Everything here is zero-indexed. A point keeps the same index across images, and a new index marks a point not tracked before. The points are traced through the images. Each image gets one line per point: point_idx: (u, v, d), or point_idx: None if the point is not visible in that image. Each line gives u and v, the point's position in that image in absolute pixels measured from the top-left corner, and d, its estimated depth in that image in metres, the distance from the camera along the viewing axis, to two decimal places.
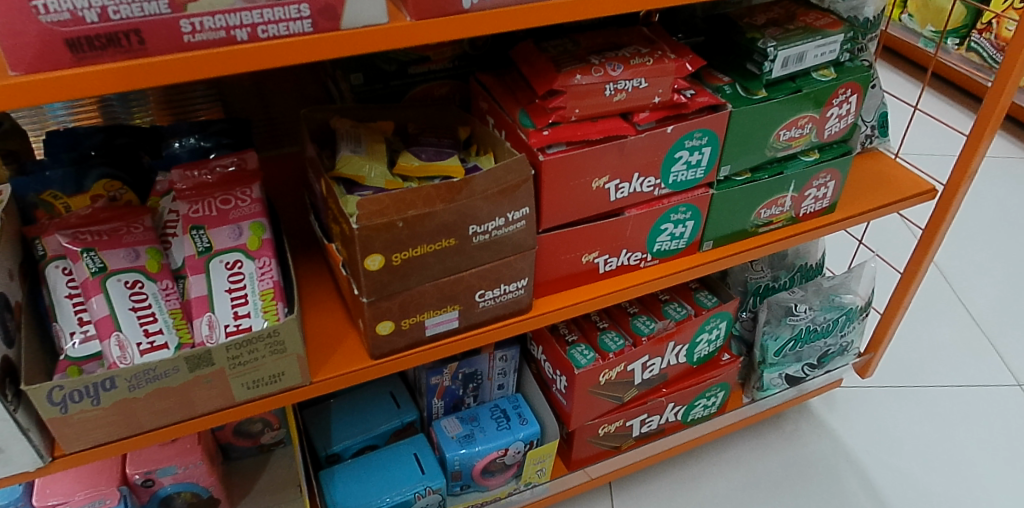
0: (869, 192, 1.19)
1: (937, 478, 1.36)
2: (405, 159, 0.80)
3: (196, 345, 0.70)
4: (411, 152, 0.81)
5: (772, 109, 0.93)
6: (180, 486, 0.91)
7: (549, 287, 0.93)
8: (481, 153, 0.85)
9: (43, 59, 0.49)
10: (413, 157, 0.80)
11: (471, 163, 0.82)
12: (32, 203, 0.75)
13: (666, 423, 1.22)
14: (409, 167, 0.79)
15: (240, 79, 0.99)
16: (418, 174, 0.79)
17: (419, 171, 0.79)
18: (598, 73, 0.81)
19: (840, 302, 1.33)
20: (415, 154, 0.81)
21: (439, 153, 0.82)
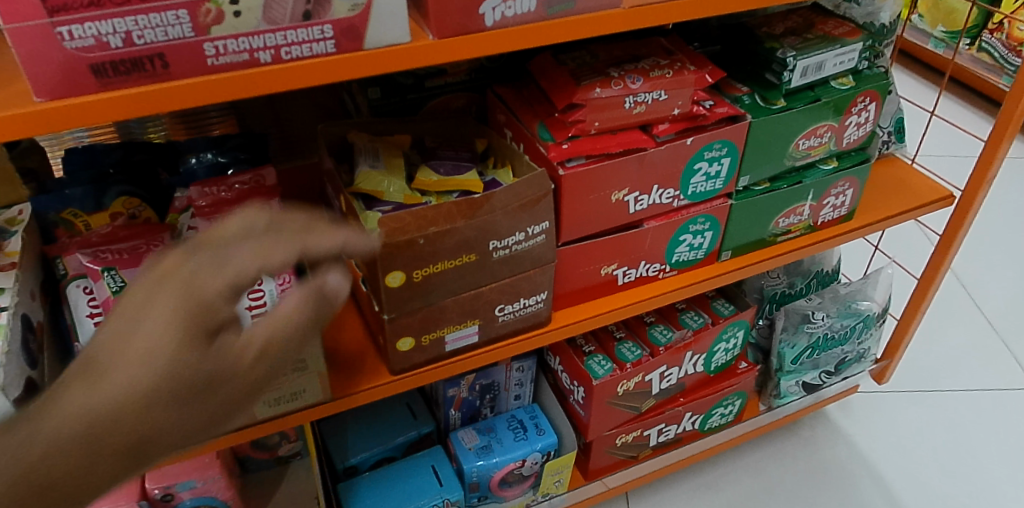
0: (886, 198, 1.18)
1: (961, 486, 1.34)
2: (423, 173, 0.79)
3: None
4: (429, 165, 0.80)
5: (792, 119, 0.93)
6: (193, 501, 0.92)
7: (568, 299, 0.92)
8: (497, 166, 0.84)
9: (67, 85, 0.49)
10: (431, 171, 0.79)
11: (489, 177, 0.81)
12: (52, 221, 0.77)
13: (683, 432, 1.21)
14: (428, 181, 0.78)
15: (256, 95, 0.98)
16: (437, 189, 0.78)
17: (438, 185, 0.78)
18: (617, 85, 0.80)
19: (857, 309, 1.32)
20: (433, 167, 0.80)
21: (457, 165, 0.81)
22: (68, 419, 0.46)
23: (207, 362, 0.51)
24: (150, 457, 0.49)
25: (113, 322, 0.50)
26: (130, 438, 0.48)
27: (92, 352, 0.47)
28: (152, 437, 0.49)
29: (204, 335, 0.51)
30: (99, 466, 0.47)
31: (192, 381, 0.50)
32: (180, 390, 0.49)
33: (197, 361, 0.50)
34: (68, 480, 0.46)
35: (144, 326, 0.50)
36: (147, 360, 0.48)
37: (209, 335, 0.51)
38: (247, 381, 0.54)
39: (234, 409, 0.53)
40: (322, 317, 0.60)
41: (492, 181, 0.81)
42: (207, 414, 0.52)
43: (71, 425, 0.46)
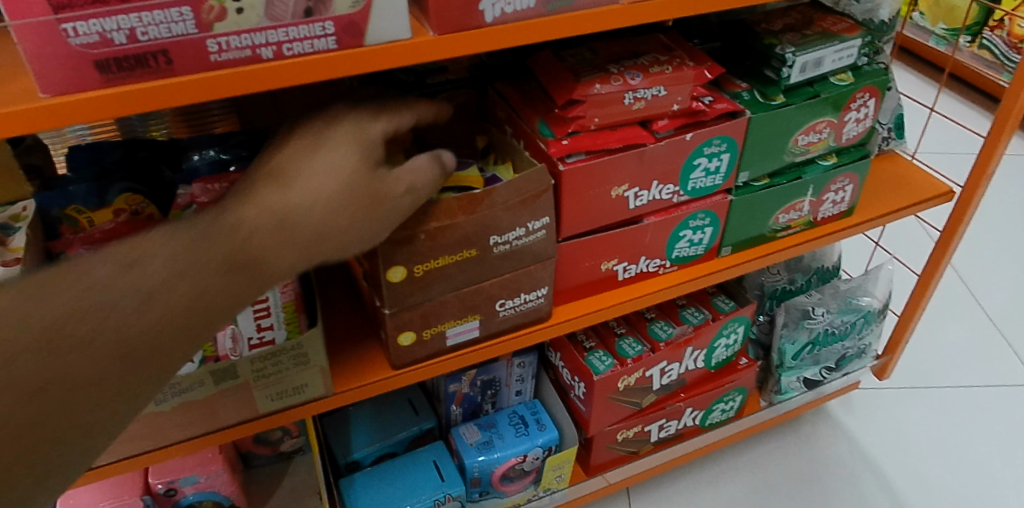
0: (887, 194, 1.18)
1: (961, 481, 1.35)
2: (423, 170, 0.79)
3: (220, 358, 0.69)
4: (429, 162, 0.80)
5: (791, 115, 0.93)
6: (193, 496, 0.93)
7: (568, 294, 0.93)
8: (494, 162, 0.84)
9: (72, 81, 0.49)
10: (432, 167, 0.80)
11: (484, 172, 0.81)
12: (55, 217, 0.76)
13: (684, 428, 1.22)
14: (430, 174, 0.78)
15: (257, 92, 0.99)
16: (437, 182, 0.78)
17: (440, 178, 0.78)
18: (617, 82, 0.81)
19: (857, 305, 1.32)
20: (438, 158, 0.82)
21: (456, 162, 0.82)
22: (265, 208, 0.56)
23: (367, 185, 0.63)
24: (326, 253, 0.60)
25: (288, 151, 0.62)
26: (310, 231, 0.58)
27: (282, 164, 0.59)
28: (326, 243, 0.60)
29: (367, 163, 0.64)
30: (287, 251, 0.57)
31: (361, 193, 0.62)
32: (353, 200, 0.61)
33: (364, 183, 0.63)
34: (265, 259, 0.55)
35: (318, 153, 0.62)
36: (328, 175, 0.60)
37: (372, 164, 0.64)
38: (392, 210, 0.66)
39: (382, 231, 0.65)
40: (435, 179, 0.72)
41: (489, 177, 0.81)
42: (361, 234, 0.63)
43: (278, 212, 0.57)
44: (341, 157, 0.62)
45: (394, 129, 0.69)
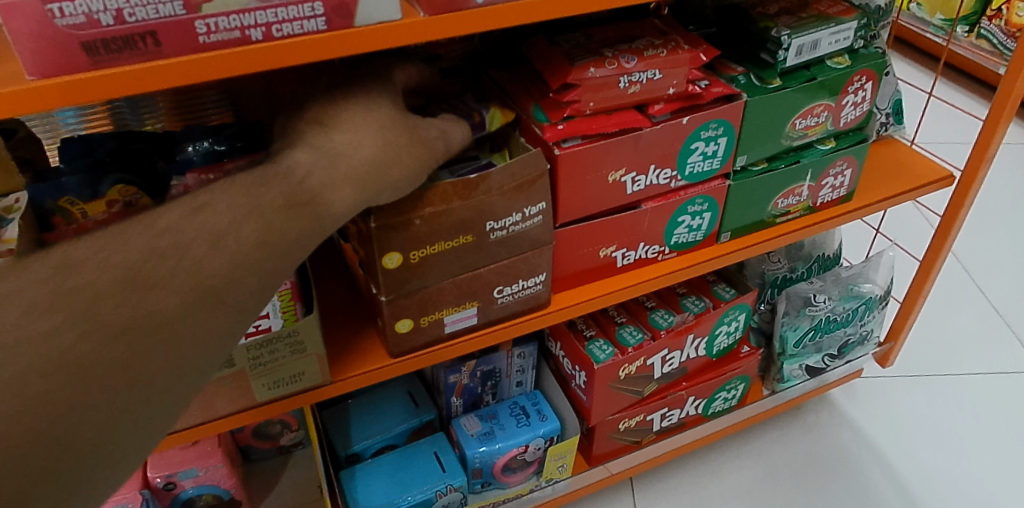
0: (886, 179, 1.17)
1: (966, 469, 1.34)
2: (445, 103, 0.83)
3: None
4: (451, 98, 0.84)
5: (787, 98, 0.93)
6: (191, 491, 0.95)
7: (567, 282, 0.92)
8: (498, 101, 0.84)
9: (60, 64, 0.49)
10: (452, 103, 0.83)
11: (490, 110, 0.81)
12: (49, 209, 0.77)
13: (686, 417, 1.21)
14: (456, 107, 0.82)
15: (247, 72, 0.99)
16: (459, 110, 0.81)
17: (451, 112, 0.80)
18: (611, 65, 0.80)
19: (859, 292, 1.31)
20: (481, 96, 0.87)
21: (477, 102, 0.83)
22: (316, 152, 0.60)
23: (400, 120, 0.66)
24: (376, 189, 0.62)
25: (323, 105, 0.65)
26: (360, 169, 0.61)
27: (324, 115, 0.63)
28: (378, 185, 0.63)
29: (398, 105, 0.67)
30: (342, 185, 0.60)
31: (400, 128, 0.65)
32: (395, 134, 0.64)
33: (401, 116, 0.66)
34: (321, 197, 0.58)
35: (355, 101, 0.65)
36: (362, 115, 0.64)
37: (403, 108, 0.67)
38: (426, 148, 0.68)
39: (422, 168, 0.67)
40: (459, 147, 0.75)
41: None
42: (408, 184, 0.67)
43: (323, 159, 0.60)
44: (375, 95, 0.66)
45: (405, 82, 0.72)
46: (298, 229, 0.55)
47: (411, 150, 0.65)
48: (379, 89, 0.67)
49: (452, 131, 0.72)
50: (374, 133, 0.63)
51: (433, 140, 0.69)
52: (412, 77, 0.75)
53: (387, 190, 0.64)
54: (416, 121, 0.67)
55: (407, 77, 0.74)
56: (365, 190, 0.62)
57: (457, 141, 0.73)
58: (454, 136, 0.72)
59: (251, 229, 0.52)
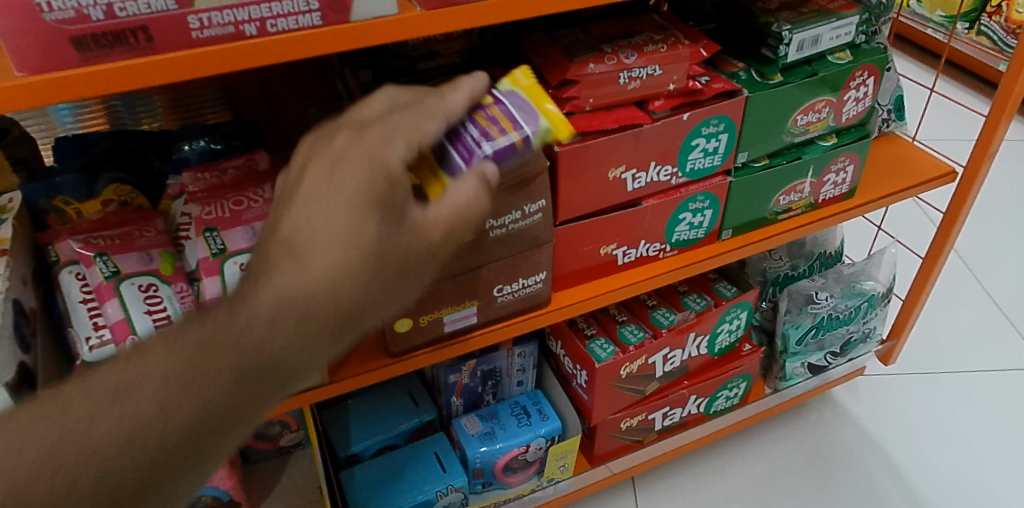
0: (887, 176, 1.16)
1: (971, 467, 1.33)
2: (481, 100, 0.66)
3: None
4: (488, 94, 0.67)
5: (789, 93, 0.92)
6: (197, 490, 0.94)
7: (567, 280, 0.92)
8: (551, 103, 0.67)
9: (50, 60, 0.49)
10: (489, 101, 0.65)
11: (541, 125, 0.64)
12: (43, 209, 0.78)
13: (688, 416, 1.20)
14: (496, 112, 0.64)
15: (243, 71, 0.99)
16: (502, 120, 0.64)
17: (492, 123, 0.63)
18: (611, 61, 0.79)
19: (861, 289, 1.30)
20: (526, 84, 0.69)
21: (524, 107, 0.65)
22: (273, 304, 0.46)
23: (390, 234, 0.50)
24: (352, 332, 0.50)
25: (296, 206, 0.50)
26: (332, 319, 0.48)
27: (294, 235, 0.48)
28: (353, 329, 0.50)
29: (396, 207, 0.50)
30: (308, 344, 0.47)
31: (387, 251, 0.49)
32: (381, 264, 0.49)
33: (394, 230, 0.50)
34: (279, 365, 0.47)
35: (330, 209, 0.49)
36: (346, 241, 0.48)
37: (402, 211, 0.51)
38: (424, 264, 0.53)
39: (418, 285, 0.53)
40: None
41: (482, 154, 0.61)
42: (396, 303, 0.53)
43: (281, 313, 0.46)
44: (365, 198, 0.49)
45: (416, 146, 0.54)
46: (242, 405, 0.46)
47: (405, 275, 0.51)
48: (366, 184, 0.50)
49: (468, 221, 0.54)
50: (348, 271, 0.48)
51: (435, 250, 0.53)
52: (431, 127, 0.56)
53: (366, 323, 0.51)
54: (415, 228, 0.51)
55: (426, 131, 0.56)
56: (342, 337, 0.50)
57: (475, 229, 0.56)
58: (469, 228, 0.55)
59: (185, 409, 0.44)
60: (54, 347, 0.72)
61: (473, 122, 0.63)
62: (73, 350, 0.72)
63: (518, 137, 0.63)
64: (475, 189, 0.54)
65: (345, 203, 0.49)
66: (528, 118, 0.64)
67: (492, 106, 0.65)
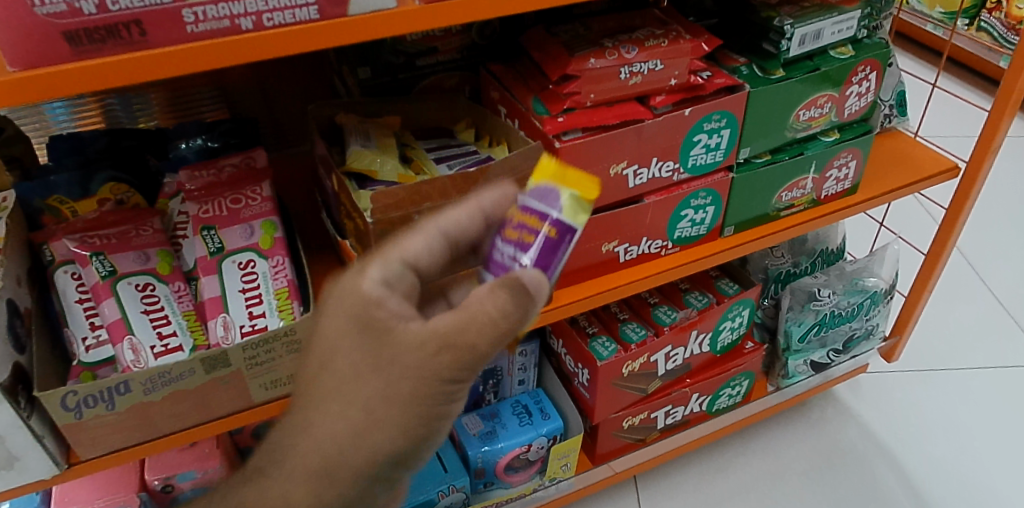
0: (890, 172, 1.16)
1: (976, 464, 1.32)
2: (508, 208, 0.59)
3: (122, 370, 0.68)
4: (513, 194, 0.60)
5: (791, 88, 0.91)
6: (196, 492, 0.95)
7: (569, 278, 0.91)
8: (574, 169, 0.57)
9: (42, 53, 0.48)
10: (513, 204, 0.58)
11: (563, 207, 0.55)
12: (37, 208, 0.76)
13: (690, 414, 1.20)
14: (522, 213, 0.57)
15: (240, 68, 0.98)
16: (528, 221, 0.56)
17: (521, 231, 0.57)
18: (612, 56, 0.79)
19: (863, 286, 1.29)
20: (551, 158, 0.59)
21: (546, 190, 0.56)
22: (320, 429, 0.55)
23: (380, 358, 0.53)
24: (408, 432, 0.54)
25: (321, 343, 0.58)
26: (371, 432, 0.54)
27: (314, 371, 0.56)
28: (377, 439, 0.54)
29: (383, 332, 0.54)
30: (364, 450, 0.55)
31: (389, 374, 0.53)
32: (373, 382, 0.54)
33: (382, 352, 0.53)
34: (355, 465, 0.56)
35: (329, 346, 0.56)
36: (343, 377, 0.54)
37: (392, 333, 0.54)
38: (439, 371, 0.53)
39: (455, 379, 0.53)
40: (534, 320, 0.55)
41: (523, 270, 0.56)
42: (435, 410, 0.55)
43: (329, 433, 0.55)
44: (355, 332, 0.55)
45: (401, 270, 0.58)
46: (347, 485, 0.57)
47: (426, 378, 0.53)
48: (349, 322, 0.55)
49: (471, 329, 0.52)
50: (348, 393, 0.54)
51: (441, 362, 0.52)
52: (421, 249, 0.60)
53: (395, 431, 0.54)
54: (405, 345, 0.53)
55: (416, 256, 0.60)
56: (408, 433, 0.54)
57: (498, 337, 0.52)
58: (478, 336, 0.52)
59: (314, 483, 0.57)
60: (51, 348, 0.70)
61: (506, 240, 0.58)
62: (71, 350, 0.71)
63: (548, 228, 0.55)
64: (477, 306, 0.52)
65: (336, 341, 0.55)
66: (549, 199, 0.56)
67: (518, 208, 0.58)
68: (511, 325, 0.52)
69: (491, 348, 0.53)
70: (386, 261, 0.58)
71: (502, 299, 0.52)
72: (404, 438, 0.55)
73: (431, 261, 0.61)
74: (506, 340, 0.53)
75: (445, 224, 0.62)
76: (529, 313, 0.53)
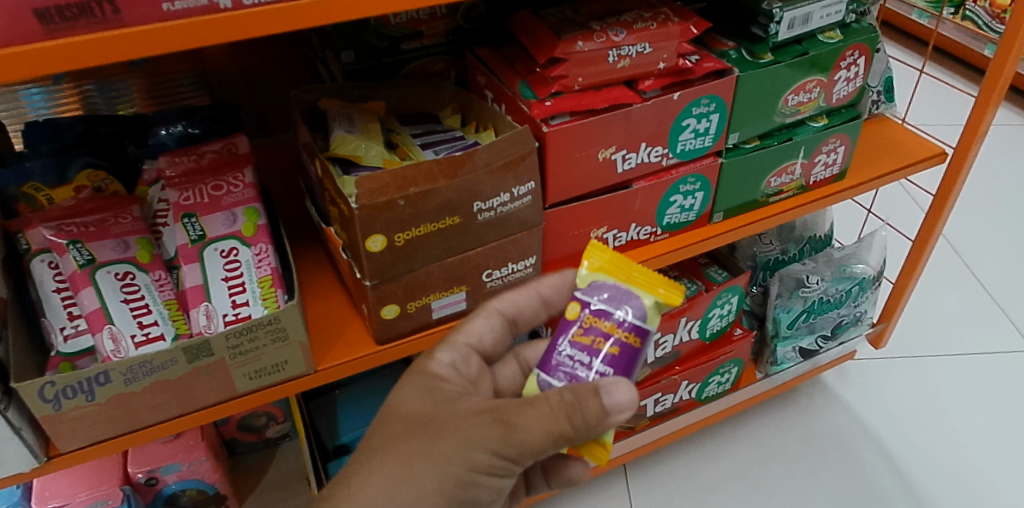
0: (877, 158, 1.15)
1: (962, 448, 1.33)
2: (569, 309, 0.60)
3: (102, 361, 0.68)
4: (576, 294, 0.61)
5: (780, 73, 0.90)
6: (180, 484, 0.97)
7: (557, 265, 0.90)
8: (628, 265, 0.61)
9: (12, 30, 0.47)
10: (580, 305, 0.60)
11: (648, 311, 0.58)
12: (12, 196, 0.75)
13: (680, 402, 1.20)
14: (597, 319, 0.59)
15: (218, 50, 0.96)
16: (608, 328, 0.58)
17: (598, 338, 0.58)
18: (600, 38, 0.77)
19: (852, 273, 1.29)
20: (601, 253, 0.62)
21: (622, 293, 0.59)
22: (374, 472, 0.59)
23: (456, 420, 0.59)
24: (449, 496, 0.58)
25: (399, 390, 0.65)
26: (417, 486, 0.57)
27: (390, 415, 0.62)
28: (413, 499, 0.57)
29: (450, 410, 0.60)
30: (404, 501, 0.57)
31: (455, 435, 0.58)
32: (422, 442, 0.59)
33: (443, 423, 0.59)
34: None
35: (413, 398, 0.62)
36: (417, 426, 0.60)
37: (459, 411, 0.60)
38: (500, 447, 0.56)
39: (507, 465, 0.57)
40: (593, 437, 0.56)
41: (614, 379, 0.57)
42: (472, 484, 0.58)
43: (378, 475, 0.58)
44: (425, 405, 0.61)
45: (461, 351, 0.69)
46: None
47: (486, 454, 0.56)
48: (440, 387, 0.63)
49: (531, 417, 0.55)
50: (398, 449, 0.59)
51: (493, 439, 0.56)
52: (481, 330, 0.71)
53: (434, 492, 0.57)
54: (463, 420, 0.58)
55: (478, 337, 0.71)
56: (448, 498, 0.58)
57: (560, 437, 0.55)
58: (534, 423, 0.55)
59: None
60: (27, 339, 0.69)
61: (577, 345, 0.58)
62: (48, 341, 0.69)
63: (629, 335, 0.58)
64: (548, 400, 0.55)
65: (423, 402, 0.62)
66: (628, 310, 0.58)
67: (587, 312, 0.59)
68: (568, 429, 0.55)
69: (541, 441, 0.55)
70: (454, 344, 0.69)
71: (571, 401, 0.55)
72: (437, 501, 0.58)
73: (491, 344, 0.72)
74: (558, 443, 0.56)
75: (505, 307, 0.73)
76: (590, 426, 0.55)
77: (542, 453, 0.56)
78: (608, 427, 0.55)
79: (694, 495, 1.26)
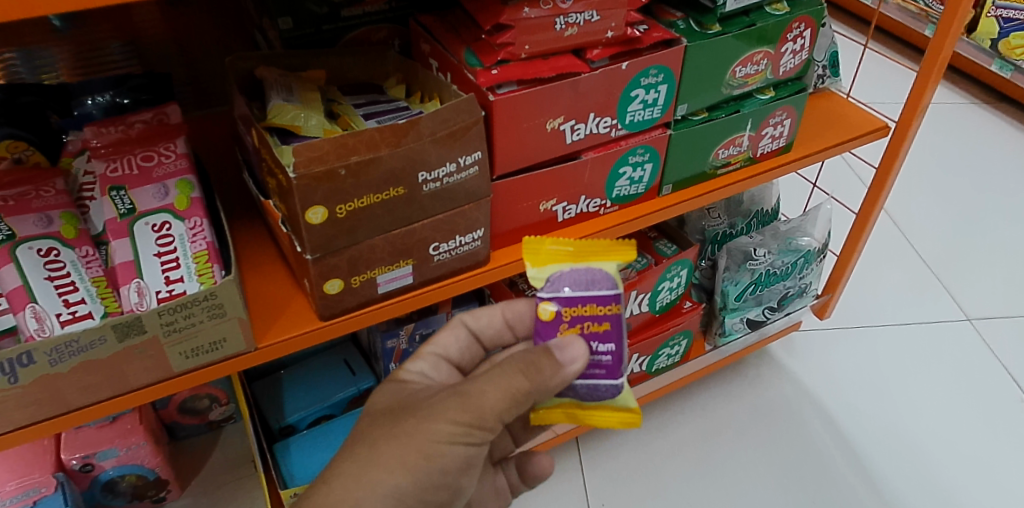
0: (821, 131, 1.17)
1: (901, 414, 1.37)
2: (542, 311, 0.61)
3: (25, 341, 0.64)
4: (541, 295, 0.61)
5: (727, 44, 0.90)
6: (119, 470, 0.94)
7: (506, 238, 0.89)
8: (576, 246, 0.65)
9: None
10: (553, 304, 0.61)
11: (615, 277, 0.62)
12: None
13: (631, 374, 1.20)
14: (575, 308, 0.61)
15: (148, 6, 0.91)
16: (590, 311, 0.61)
17: (586, 324, 0.61)
18: (547, 5, 0.75)
19: (797, 245, 1.31)
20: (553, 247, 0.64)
21: (587, 276, 0.61)
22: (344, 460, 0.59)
23: (419, 401, 0.61)
24: (416, 471, 0.57)
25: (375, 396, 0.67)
26: (383, 462, 0.57)
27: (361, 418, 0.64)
28: (379, 476, 0.57)
29: (416, 399, 0.62)
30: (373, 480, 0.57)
31: (417, 413, 0.59)
32: (389, 426, 0.59)
33: (408, 407, 0.61)
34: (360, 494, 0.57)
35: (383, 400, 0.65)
36: (383, 417, 0.61)
37: (423, 399, 0.62)
38: (457, 411, 0.57)
39: (469, 429, 0.57)
40: (549, 389, 0.58)
41: (618, 350, 0.61)
42: (442, 460, 0.58)
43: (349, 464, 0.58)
44: (394, 400, 0.64)
45: (434, 363, 0.71)
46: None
47: (446, 419, 0.57)
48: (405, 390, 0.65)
49: (486, 380, 0.58)
50: (367, 436, 0.60)
51: (453, 407, 0.58)
52: (449, 342, 0.73)
53: (400, 468, 0.57)
54: (427, 401, 0.60)
55: (446, 349, 0.73)
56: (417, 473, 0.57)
57: (513, 389, 0.57)
58: (487, 385, 0.57)
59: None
60: None
61: None
62: None
63: (612, 306, 0.61)
64: (502, 363, 0.58)
65: (390, 401, 0.64)
66: (601, 288, 0.61)
67: (562, 306, 0.61)
68: (520, 383, 0.57)
69: (498, 402, 0.57)
70: (422, 356, 0.71)
71: (522, 359, 0.58)
72: (407, 479, 0.57)
73: (465, 356, 0.74)
74: (515, 401, 0.57)
75: (471, 320, 0.74)
76: (541, 377, 0.57)
77: (502, 416, 0.58)
78: (561, 376, 0.58)
79: (646, 468, 1.27)
